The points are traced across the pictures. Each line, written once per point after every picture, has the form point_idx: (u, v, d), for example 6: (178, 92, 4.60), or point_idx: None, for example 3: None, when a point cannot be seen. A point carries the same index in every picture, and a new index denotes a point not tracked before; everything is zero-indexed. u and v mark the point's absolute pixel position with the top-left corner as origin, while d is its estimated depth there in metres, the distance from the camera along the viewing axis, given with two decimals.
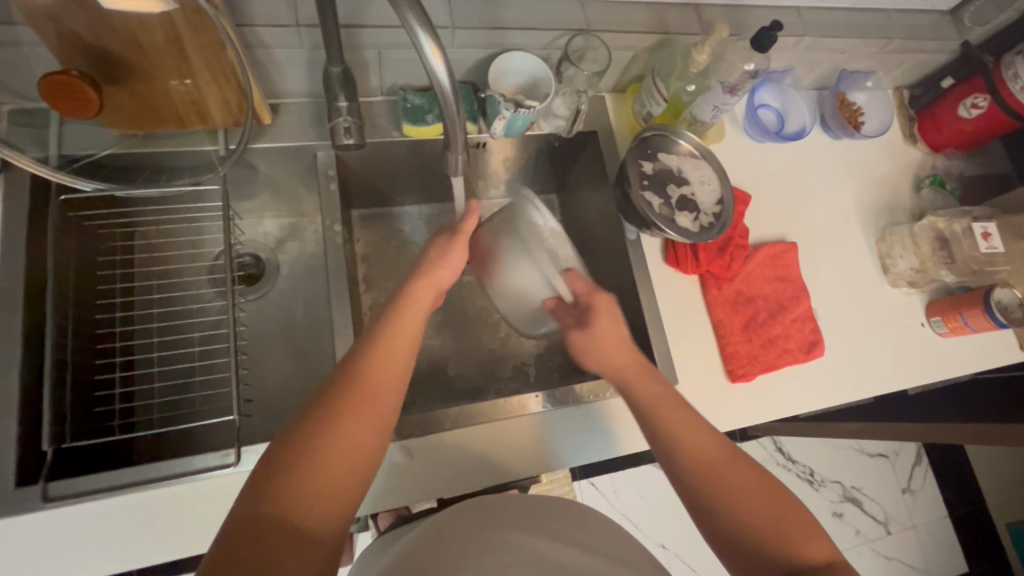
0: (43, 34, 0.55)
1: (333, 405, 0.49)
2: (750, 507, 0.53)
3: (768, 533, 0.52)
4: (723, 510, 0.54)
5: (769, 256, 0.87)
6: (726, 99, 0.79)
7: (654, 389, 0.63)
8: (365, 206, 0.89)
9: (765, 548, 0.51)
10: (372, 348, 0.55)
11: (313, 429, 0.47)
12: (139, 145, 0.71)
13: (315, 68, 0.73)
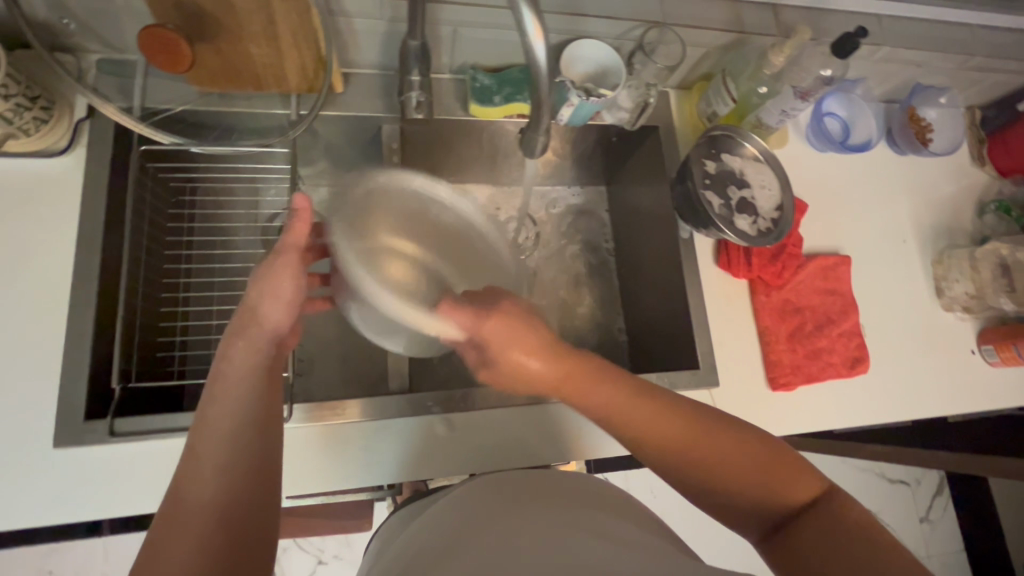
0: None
1: (189, 482, 0.43)
2: (725, 468, 0.50)
3: (752, 487, 0.49)
4: (702, 479, 0.50)
5: (822, 268, 0.86)
6: (796, 104, 0.77)
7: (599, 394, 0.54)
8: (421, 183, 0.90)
9: (748, 504, 0.49)
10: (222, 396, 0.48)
11: (174, 517, 0.41)
12: (216, 103, 0.73)
13: (390, 41, 0.74)
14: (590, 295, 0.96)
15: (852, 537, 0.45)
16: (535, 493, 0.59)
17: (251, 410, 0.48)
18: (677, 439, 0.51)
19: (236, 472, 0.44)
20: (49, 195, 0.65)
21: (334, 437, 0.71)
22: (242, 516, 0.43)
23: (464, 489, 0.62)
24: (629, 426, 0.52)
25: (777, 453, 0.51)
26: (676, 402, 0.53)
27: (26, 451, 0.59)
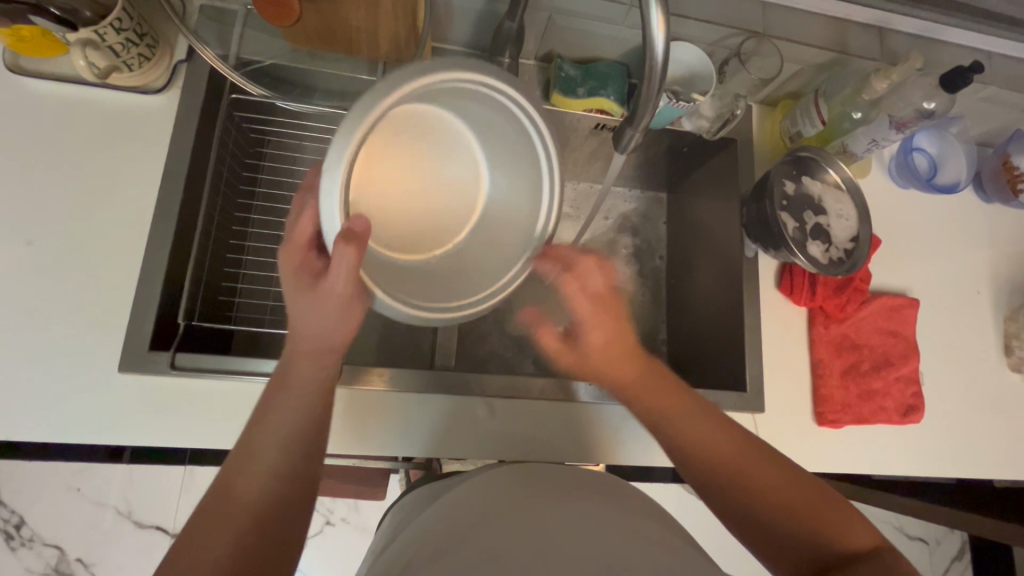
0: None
1: (237, 478, 0.47)
2: (771, 496, 0.50)
3: (799, 524, 0.49)
4: (745, 503, 0.51)
5: (887, 308, 0.82)
6: (890, 135, 0.74)
7: (661, 399, 0.58)
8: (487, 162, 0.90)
9: (791, 537, 0.49)
10: (281, 401, 0.51)
11: (219, 506, 0.45)
12: (303, 61, 0.74)
13: (484, 21, 0.74)
14: (638, 301, 0.95)
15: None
16: (575, 486, 0.58)
17: (304, 421, 0.51)
18: (735, 458, 0.53)
19: (282, 477, 0.47)
20: (142, 131, 0.67)
21: (375, 403, 0.72)
22: (282, 515, 0.46)
23: (498, 472, 0.62)
24: (683, 428, 0.55)
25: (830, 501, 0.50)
26: (731, 424, 0.56)
27: (91, 371, 0.61)
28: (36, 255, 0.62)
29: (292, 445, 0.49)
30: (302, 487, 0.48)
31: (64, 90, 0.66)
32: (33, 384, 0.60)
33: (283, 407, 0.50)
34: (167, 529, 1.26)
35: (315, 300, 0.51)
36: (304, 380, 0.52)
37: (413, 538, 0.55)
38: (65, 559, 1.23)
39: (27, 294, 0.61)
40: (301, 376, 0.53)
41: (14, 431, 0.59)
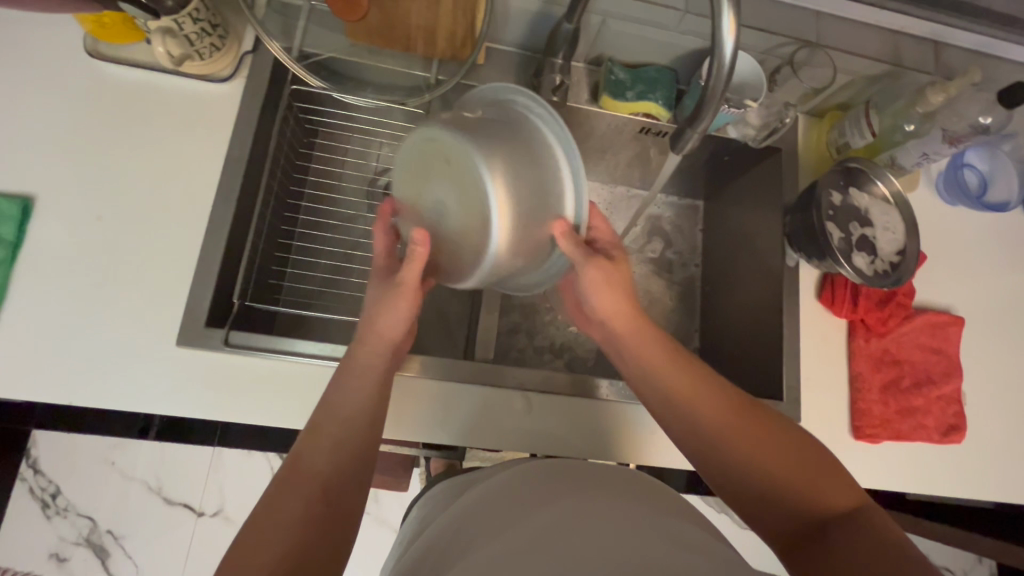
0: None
1: (302, 454, 0.49)
2: (763, 463, 0.51)
3: (789, 492, 0.50)
4: (734, 466, 0.53)
5: (930, 324, 0.81)
6: (941, 148, 0.73)
7: (664, 363, 0.59)
8: None
9: (784, 503, 0.50)
10: (341, 383, 0.54)
11: (285, 480, 0.47)
12: (362, 56, 0.76)
13: (539, 23, 0.75)
14: (671, 307, 0.96)
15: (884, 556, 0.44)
16: (603, 476, 0.58)
17: (369, 399, 0.54)
18: (723, 426, 0.54)
19: (343, 450, 0.50)
20: (208, 117, 0.70)
21: (412, 391, 0.73)
22: (346, 483, 0.49)
23: (529, 463, 0.63)
24: (678, 396, 0.57)
25: (817, 466, 0.51)
26: (732, 398, 0.55)
27: (151, 342, 0.63)
28: (104, 230, 0.65)
29: (351, 421, 0.52)
30: (363, 461, 0.51)
31: (139, 76, 0.70)
32: (96, 352, 0.62)
33: (350, 384, 0.54)
34: (194, 508, 1.29)
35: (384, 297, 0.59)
36: (371, 359, 0.57)
37: (450, 523, 0.56)
38: (96, 530, 1.26)
39: (96, 267, 0.64)
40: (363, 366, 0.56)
41: (73, 396, 0.61)
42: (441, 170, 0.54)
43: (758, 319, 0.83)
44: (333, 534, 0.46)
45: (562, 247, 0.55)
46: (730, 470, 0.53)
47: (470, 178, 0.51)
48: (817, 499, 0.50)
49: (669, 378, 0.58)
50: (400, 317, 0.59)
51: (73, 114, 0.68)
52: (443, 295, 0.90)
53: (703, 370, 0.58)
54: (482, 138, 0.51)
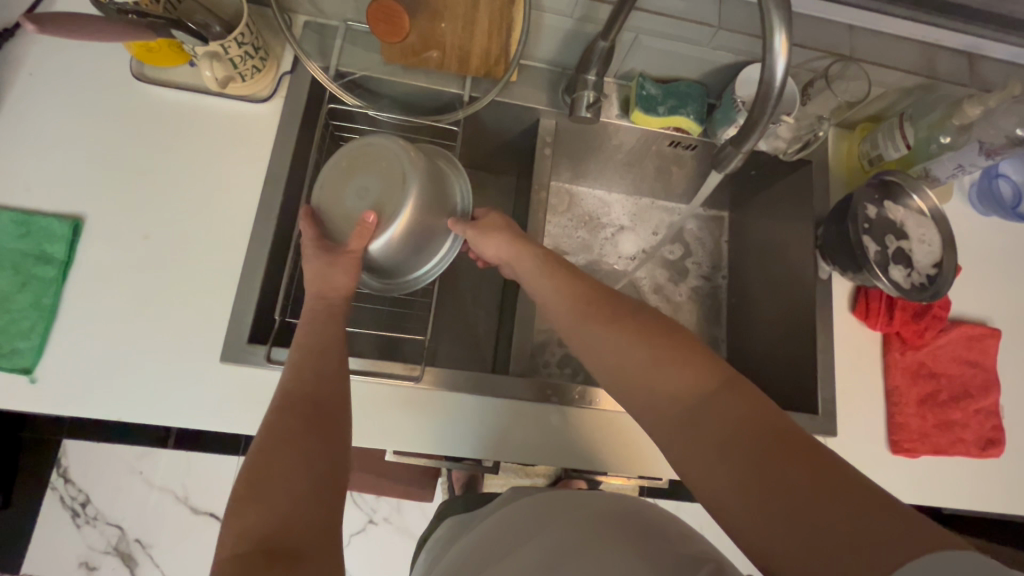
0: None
1: (282, 428, 0.50)
2: (638, 363, 0.53)
3: (665, 384, 0.51)
4: (614, 366, 0.54)
5: (967, 337, 0.80)
6: (977, 160, 0.73)
7: (559, 290, 0.61)
8: (564, 164, 0.94)
9: (656, 395, 0.51)
10: (309, 362, 0.56)
11: (270, 451, 0.48)
12: (396, 74, 0.76)
13: (571, 40, 0.76)
14: (696, 318, 0.97)
15: (756, 440, 0.43)
16: (609, 501, 0.54)
17: (336, 366, 0.57)
18: (616, 352, 0.55)
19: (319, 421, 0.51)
20: (247, 137, 0.72)
21: (448, 404, 0.74)
22: (331, 399, 0.54)
23: (544, 495, 0.59)
24: (580, 329, 0.58)
25: (692, 357, 0.51)
26: (622, 324, 0.56)
27: (196, 358, 0.65)
28: (148, 249, 0.67)
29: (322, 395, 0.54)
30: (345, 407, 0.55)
31: (181, 97, 0.72)
32: (142, 366, 0.63)
33: (308, 331, 0.59)
34: (219, 516, 1.30)
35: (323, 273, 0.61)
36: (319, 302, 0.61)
37: (491, 539, 0.56)
38: (125, 538, 1.27)
39: (143, 284, 0.66)
40: (325, 346, 0.58)
41: (120, 413, 0.62)
42: (369, 163, 0.63)
43: (791, 333, 0.82)
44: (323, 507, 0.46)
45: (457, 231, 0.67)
46: (634, 390, 0.52)
47: (397, 171, 0.62)
48: (685, 391, 0.49)
49: (567, 309, 0.60)
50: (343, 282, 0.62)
51: (120, 134, 0.69)
52: (472, 307, 0.91)
53: (592, 296, 0.59)
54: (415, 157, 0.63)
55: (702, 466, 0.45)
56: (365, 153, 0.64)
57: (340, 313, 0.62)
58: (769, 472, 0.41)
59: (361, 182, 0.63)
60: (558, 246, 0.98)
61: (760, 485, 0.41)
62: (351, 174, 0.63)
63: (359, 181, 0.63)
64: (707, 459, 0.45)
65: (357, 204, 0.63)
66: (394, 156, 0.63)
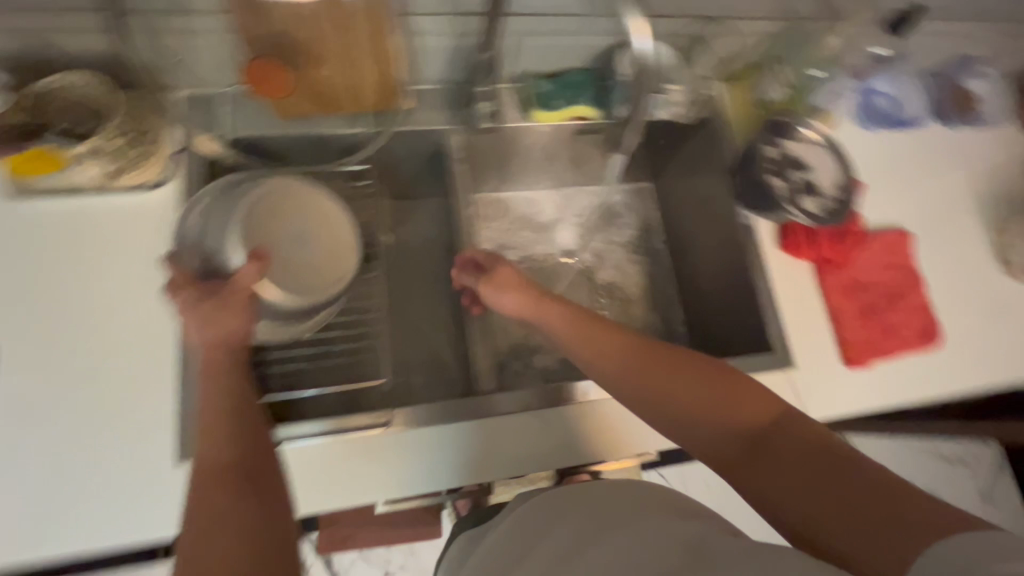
0: (248, 17, 0.62)
1: (202, 463, 0.48)
2: (688, 398, 0.53)
3: (722, 417, 0.51)
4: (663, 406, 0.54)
5: (885, 245, 0.87)
6: (844, 81, 0.83)
7: (591, 334, 0.60)
8: (483, 175, 0.95)
9: (711, 427, 0.51)
10: (210, 385, 0.53)
11: (198, 491, 0.46)
12: (295, 127, 0.75)
13: (457, 57, 0.77)
14: (649, 290, 1.00)
15: (817, 459, 0.45)
16: (620, 488, 0.54)
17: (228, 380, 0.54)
18: (659, 393, 0.54)
19: (236, 434, 0.50)
20: (150, 226, 0.69)
21: (426, 439, 0.74)
22: (252, 413, 0.53)
23: (552, 496, 0.57)
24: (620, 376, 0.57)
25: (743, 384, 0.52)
26: (667, 364, 0.55)
27: (155, 466, 0.61)
28: (73, 365, 0.63)
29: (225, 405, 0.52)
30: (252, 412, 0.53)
31: (71, 201, 0.68)
32: (97, 489, 0.60)
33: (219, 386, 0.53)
34: None
35: (212, 314, 0.56)
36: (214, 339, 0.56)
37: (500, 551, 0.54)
38: None
39: (79, 404, 0.62)
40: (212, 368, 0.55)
41: (78, 544, 0.58)
42: (313, 216, 0.69)
43: (733, 281, 0.86)
44: (272, 519, 0.46)
45: (462, 280, 0.70)
46: (690, 428, 0.52)
47: (322, 233, 0.69)
48: (737, 418, 0.50)
49: (606, 354, 0.58)
50: (228, 327, 0.56)
51: (16, 254, 0.66)
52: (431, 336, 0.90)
53: (629, 339, 0.59)
54: (338, 233, 0.70)
55: (775, 493, 0.46)
56: (299, 200, 0.68)
57: (239, 361, 0.56)
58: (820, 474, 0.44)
59: (284, 221, 0.66)
60: (501, 253, 0.99)
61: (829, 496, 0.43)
62: (280, 205, 0.67)
63: (288, 225, 0.66)
64: (778, 484, 0.46)
65: (278, 238, 0.65)
66: (325, 220, 0.69)
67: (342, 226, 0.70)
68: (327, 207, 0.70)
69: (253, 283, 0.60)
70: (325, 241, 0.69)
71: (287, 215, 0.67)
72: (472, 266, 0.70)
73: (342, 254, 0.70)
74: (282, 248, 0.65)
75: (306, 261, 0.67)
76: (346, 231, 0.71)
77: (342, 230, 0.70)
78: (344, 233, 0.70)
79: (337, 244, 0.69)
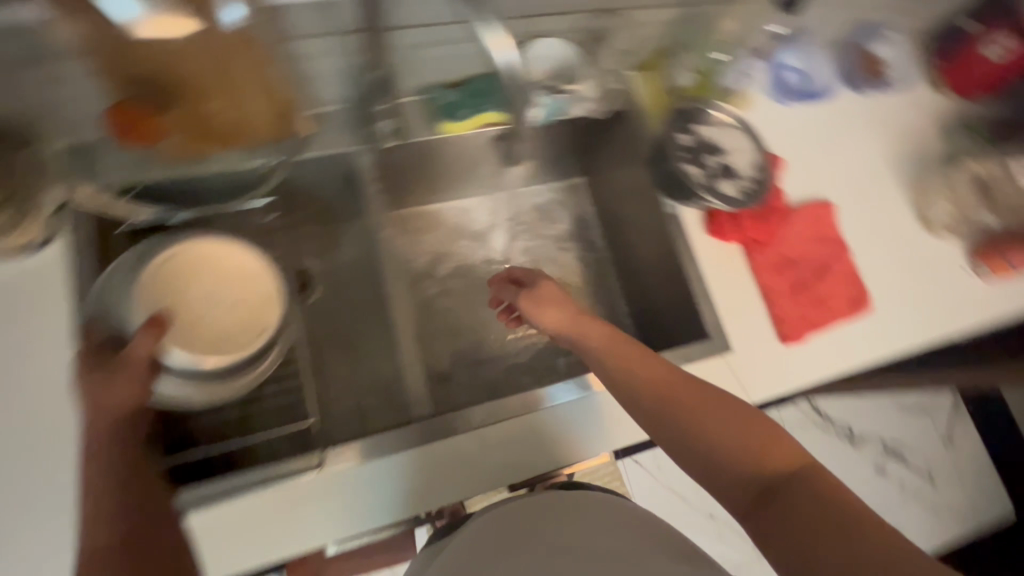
0: (114, 58, 0.61)
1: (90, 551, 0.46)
2: (705, 427, 0.54)
3: (748, 463, 0.52)
4: (675, 434, 0.55)
5: (808, 218, 0.88)
6: (749, 60, 0.86)
7: (634, 363, 0.60)
8: (405, 190, 0.93)
9: (726, 461, 0.52)
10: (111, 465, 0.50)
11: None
12: (187, 169, 0.70)
13: (350, 75, 0.75)
14: (591, 287, 0.99)
15: (836, 516, 0.46)
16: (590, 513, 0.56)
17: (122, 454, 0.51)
18: (695, 430, 0.54)
19: (125, 516, 0.48)
20: (45, 291, 0.66)
21: (367, 473, 0.71)
22: (150, 491, 0.51)
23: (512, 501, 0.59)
24: (659, 409, 0.56)
25: (764, 427, 0.53)
26: (706, 402, 0.56)
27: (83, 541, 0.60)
28: None
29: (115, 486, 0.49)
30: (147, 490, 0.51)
31: None
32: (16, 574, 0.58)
33: (93, 451, 0.50)
34: None
35: (103, 381, 0.53)
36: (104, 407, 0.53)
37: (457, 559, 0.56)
38: None
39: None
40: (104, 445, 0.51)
41: None
42: (227, 268, 0.67)
43: (665, 272, 0.86)
44: None
45: (499, 291, 0.73)
46: (719, 468, 0.52)
47: (236, 283, 0.66)
48: (765, 466, 0.51)
49: (645, 385, 0.58)
50: (117, 396, 0.53)
51: None
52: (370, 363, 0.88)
53: (673, 374, 0.58)
54: (256, 282, 0.67)
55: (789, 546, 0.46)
56: (213, 255, 0.66)
57: (131, 432, 0.53)
58: (836, 529, 0.45)
59: (196, 278, 0.65)
60: (433, 268, 0.96)
61: (833, 546, 0.44)
62: (190, 261, 0.65)
63: (200, 282, 0.65)
64: (794, 535, 0.46)
65: (189, 296, 0.63)
66: (242, 271, 0.67)
67: (261, 275, 0.68)
68: (247, 259, 0.68)
69: (149, 351, 0.56)
70: (240, 292, 0.66)
71: (198, 269, 0.65)
72: (513, 280, 0.73)
73: (262, 304, 0.66)
74: (191, 304, 0.63)
75: (219, 315, 0.64)
76: (266, 281, 0.68)
77: (262, 280, 0.67)
78: (262, 281, 0.67)
79: (256, 295, 0.67)
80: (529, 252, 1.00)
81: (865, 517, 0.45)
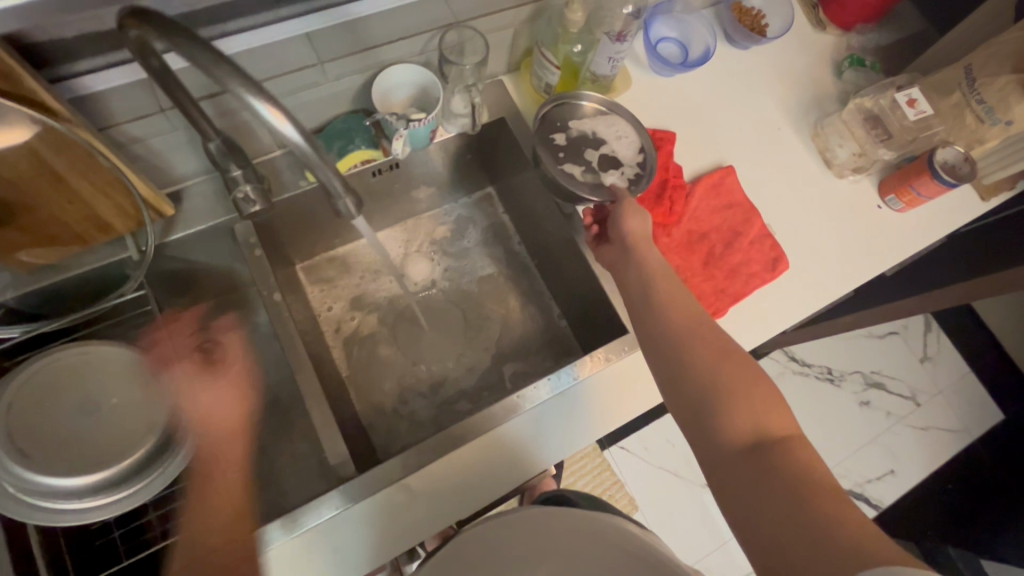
0: None
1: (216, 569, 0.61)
2: (712, 375, 0.58)
3: (746, 419, 0.55)
4: (679, 368, 0.61)
5: (709, 187, 0.86)
6: (617, 47, 0.76)
7: (675, 301, 0.65)
8: (305, 240, 0.90)
9: (726, 411, 0.56)
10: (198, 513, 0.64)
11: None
12: (46, 277, 0.68)
13: (199, 146, 0.72)
14: (516, 297, 0.97)
15: (809, 486, 0.49)
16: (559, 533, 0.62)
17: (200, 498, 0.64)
18: (710, 373, 0.59)
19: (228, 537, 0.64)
20: None
21: (296, 550, 0.67)
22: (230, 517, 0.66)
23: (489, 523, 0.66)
24: (684, 349, 0.61)
25: (773, 397, 0.57)
26: (731, 356, 0.60)
27: None
28: None
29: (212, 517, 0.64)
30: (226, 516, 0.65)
31: None
32: None
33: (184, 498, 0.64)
34: None
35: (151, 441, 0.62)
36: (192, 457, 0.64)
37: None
38: None
39: None
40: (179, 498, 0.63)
41: None
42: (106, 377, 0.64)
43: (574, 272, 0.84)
44: None
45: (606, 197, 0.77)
46: (721, 412, 0.56)
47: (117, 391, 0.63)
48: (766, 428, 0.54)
49: (676, 327, 0.63)
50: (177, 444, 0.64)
51: None
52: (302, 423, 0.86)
53: (712, 324, 0.63)
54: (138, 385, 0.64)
55: (753, 501, 0.50)
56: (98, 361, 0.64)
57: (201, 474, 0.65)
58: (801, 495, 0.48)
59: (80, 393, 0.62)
60: (353, 312, 0.94)
61: (795, 511, 0.47)
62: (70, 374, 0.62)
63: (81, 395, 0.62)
64: (768, 492, 0.50)
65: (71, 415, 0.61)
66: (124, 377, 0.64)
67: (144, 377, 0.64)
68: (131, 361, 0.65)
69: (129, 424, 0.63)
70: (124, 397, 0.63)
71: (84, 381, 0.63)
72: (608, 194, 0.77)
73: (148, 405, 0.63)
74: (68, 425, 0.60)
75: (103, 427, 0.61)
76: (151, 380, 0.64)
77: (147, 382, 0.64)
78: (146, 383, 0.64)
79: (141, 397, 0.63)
80: (449, 274, 0.98)
81: (837, 497, 0.48)
